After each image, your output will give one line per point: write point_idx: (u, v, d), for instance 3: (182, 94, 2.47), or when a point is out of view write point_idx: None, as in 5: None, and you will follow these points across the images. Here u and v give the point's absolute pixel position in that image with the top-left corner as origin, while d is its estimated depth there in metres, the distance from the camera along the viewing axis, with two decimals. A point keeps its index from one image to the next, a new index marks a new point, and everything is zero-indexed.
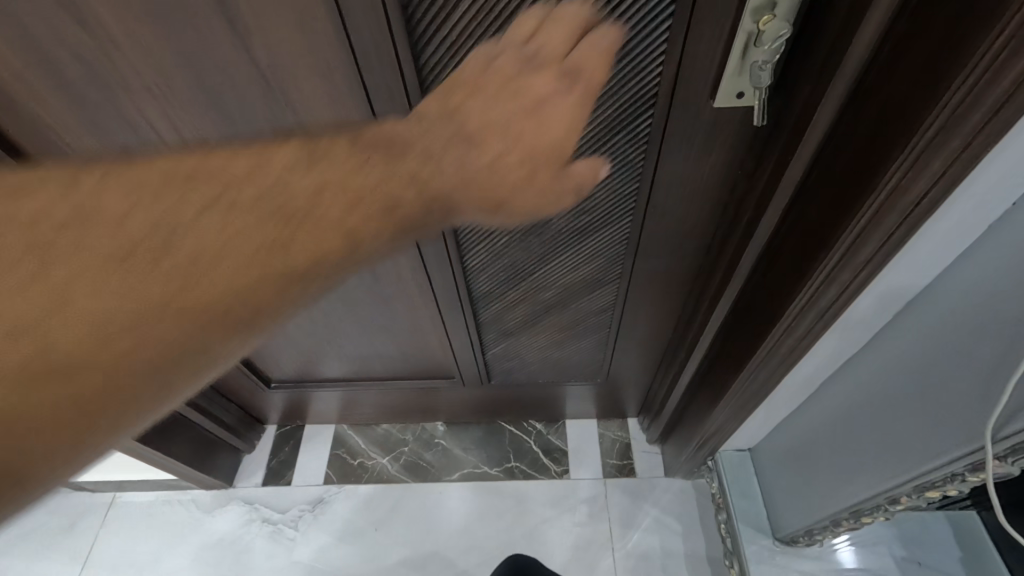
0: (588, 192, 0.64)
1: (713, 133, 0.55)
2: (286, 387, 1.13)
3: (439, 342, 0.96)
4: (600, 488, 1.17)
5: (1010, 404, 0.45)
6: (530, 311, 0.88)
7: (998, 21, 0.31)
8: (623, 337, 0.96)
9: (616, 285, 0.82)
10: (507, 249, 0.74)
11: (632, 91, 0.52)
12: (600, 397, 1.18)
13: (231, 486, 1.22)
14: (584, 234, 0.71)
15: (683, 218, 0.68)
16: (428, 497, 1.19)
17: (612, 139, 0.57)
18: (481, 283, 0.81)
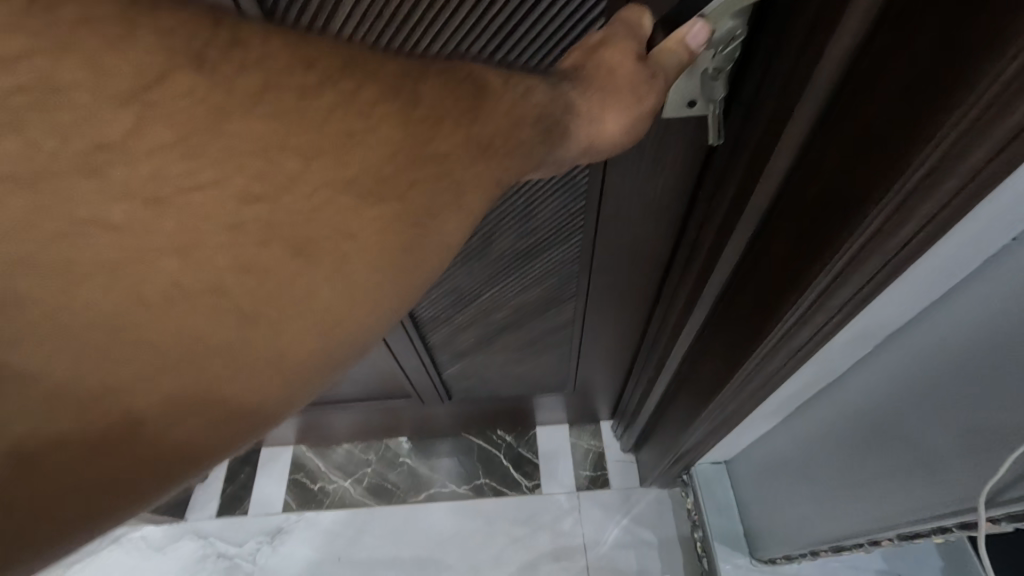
0: (529, 209, 0.57)
1: (660, 146, 0.48)
2: None
3: (392, 366, 0.89)
4: (573, 501, 1.13)
5: (1011, 467, 0.39)
6: (483, 332, 0.81)
7: (992, 60, 0.24)
8: (586, 349, 0.90)
9: (572, 299, 0.76)
10: (448, 273, 0.66)
11: None
12: (573, 404, 1.12)
13: (183, 519, 1.15)
14: (532, 254, 0.65)
15: (638, 234, 0.61)
16: (394, 521, 1.13)
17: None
18: (426, 309, 0.73)
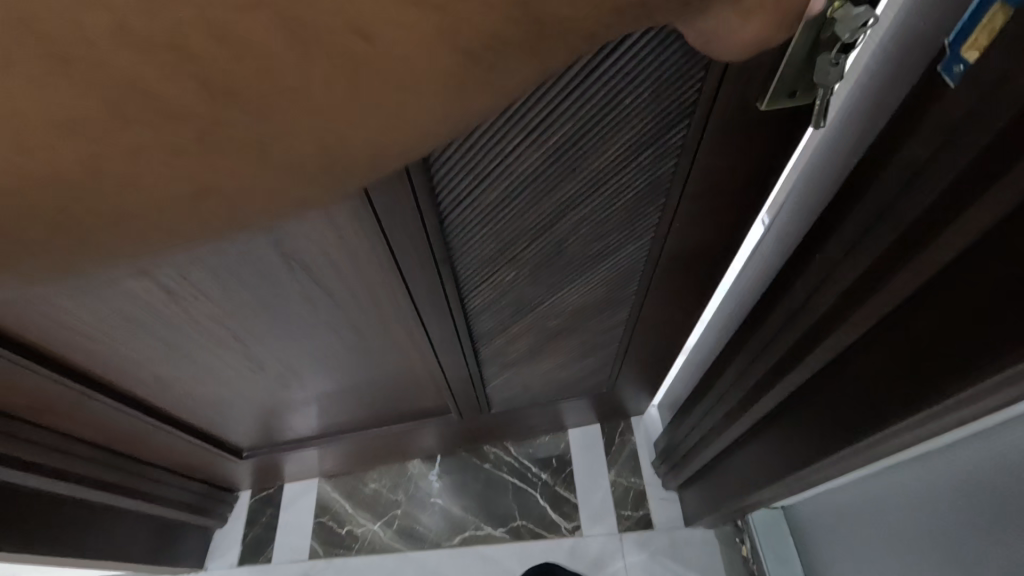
0: (606, 213, 0.55)
1: (751, 143, 0.46)
2: (260, 454, 1.02)
3: (434, 386, 0.85)
4: (616, 544, 1.06)
5: None
6: (534, 342, 0.79)
7: None
8: (633, 354, 0.87)
9: (631, 303, 0.73)
10: (513, 283, 0.63)
11: (666, 104, 0.43)
12: (599, 406, 1.09)
13: (203, 568, 1.12)
14: (600, 257, 0.62)
15: (714, 238, 0.58)
16: (426, 568, 1.07)
17: (642, 152, 0.48)
18: (483, 320, 0.70)
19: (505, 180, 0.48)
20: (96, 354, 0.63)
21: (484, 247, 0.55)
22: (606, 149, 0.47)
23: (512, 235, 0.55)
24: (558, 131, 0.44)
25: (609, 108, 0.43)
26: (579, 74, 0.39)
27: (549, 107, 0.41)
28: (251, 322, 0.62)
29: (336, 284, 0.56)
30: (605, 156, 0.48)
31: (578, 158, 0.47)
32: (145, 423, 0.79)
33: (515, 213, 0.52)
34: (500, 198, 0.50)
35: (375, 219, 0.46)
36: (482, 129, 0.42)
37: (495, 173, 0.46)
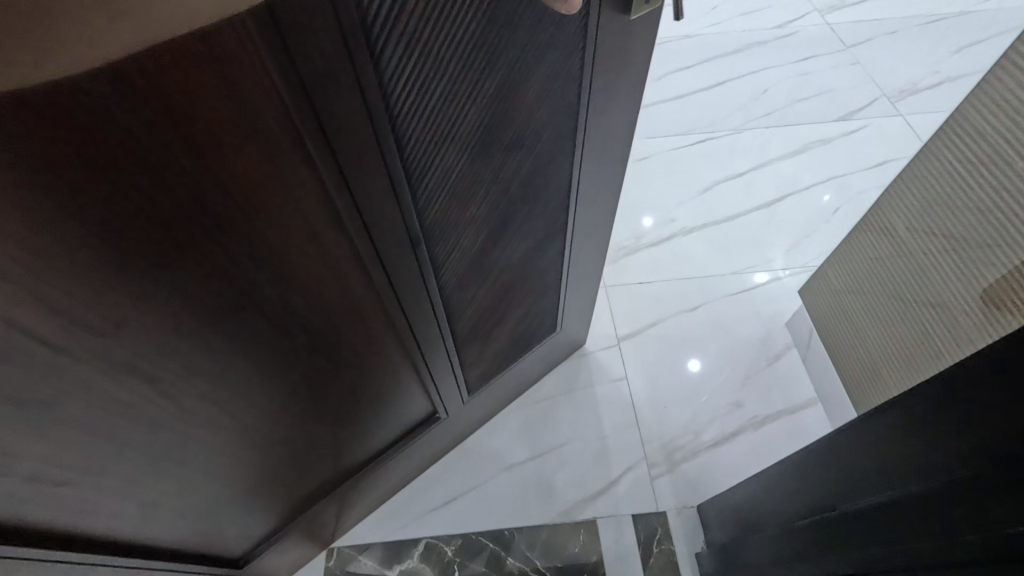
0: (536, 149, 0.74)
1: (620, 69, 0.69)
2: (259, 559, 0.92)
3: (416, 384, 0.93)
4: None
5: None
6: (494, 302, 0.95)
7: None
8: (574, 278, 1.07)
9: (561, 230, 0.93)
10: (473, 241, 0.79)
11: (560, 54, 0.64)
12: (545, 358, 1.21)
13: None
14: (536, 194, 0.81)
15: (612, 137, 0.80)
16: None
17: (552, 95, 0.68)
18: (455, 288, 0.84)
19: (458, 140, 0.63)
20: (73, 504, 0.54)
21: (449, 209, 0.70)
22: (528, 98, 0.66)
23: (468, 190, 0.71)
24: (488, 83, 0.61)
25: (522, 64, 0.62)
26: (496, 37, 0.57)
27: (478, 68, 0.58)
28: (250, 385, 0.62)
29: (315, 299, 0.61)
30: (526, 102, 0.66)
31: (508, 109, 0.65)
32: (142, 568, 0.69)
33: (468, 174, 0.68)
34: (454, 158, 0.65)
35: (346, 201, 0.54)
36: (431, 100, 0.56)
37: (450, 142, 0.62)
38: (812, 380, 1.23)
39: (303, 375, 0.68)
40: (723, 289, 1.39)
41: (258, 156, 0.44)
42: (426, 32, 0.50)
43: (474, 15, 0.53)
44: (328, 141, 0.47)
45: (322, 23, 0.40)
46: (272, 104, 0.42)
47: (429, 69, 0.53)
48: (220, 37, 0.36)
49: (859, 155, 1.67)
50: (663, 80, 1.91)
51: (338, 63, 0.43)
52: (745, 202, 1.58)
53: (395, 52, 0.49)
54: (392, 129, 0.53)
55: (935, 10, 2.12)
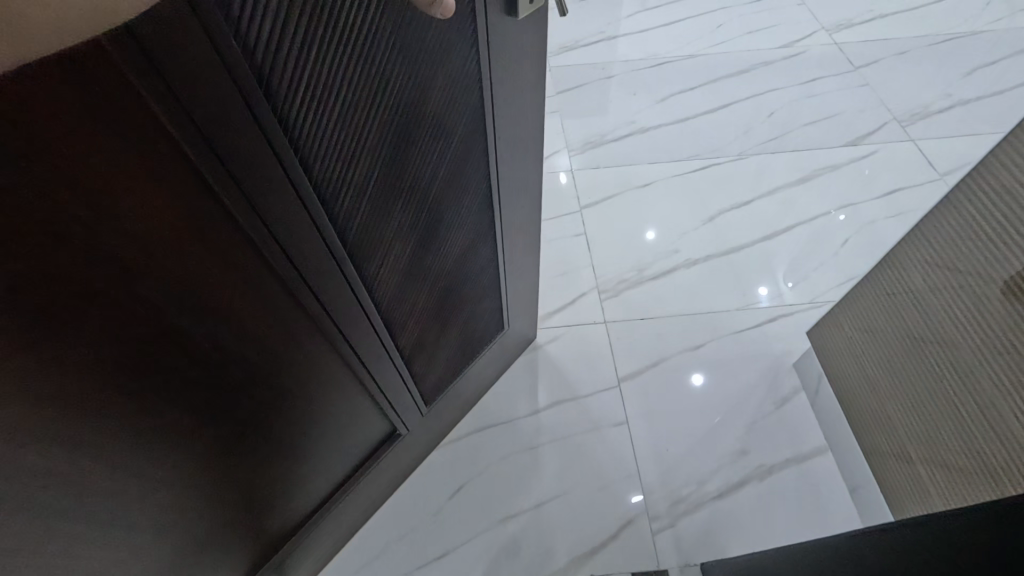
0: (448, 151, 0.74)
1: (512, 64, 0.73)
2: None
3: (371, 411, 0.91)
4: None
5: None
6: (434, 310, 0.95)
7: None
8: (510, 272, 1.09)
9: (487, 228, 0.94)
10: (403, 254, 0.78)
11: (453, 56, 0.65)
12: (498, 360, 1.24)
13: None
14: (456, 195, 0.82)
15: (516, 126, 0.82)
16: None
17: (452, 97, 0.69)
18: (394, 304, 0.82)
19: (369, 155, 0.62)
20: None
21: (373, 225, 0.69)
22: (431, 104, 0.66)
23: (389, 204, 0.70)
24: (391, 95, 0.60)
25: (419, 71, 0.62)
26: (390, 50, 0.57)
27: (376, 82, 0.57)
28: (198, 433, 0.59)
29: (247, 333, 0.58)
30: (427, 107, 0.66)
31: (413, 118, 0.65)
32: None
33: (386, 189, 0.68)
34: (367, 175, 0.63)
35: (257, 224, 0.51)
36: (332, 118, 0.54)
37: (360, 159, 0.61)
38: (823, 427, 1.17)
39: (251, 410, 0.65)
40: (729, 327, 1.34)
41: (144, 187, 0.41)
42: (314, 51, 0.49)
43: (366, 31, 0.53)
44: (223, 163, 0.45)
45: (192, 41, 0.37)
46: (150, 129, 0.39)
47: (326, 89, 0.52)
48: (64, 60, 0.32)
49: (869, 182, 1.62)
50: (666, 102, 1.87)
51: (219, 81, 0.41)
52: (752, 233, 1.52)
53: (282, 72, 0.47)
54: (292, 152, 0.51)
55: (945, 29, 2.07)
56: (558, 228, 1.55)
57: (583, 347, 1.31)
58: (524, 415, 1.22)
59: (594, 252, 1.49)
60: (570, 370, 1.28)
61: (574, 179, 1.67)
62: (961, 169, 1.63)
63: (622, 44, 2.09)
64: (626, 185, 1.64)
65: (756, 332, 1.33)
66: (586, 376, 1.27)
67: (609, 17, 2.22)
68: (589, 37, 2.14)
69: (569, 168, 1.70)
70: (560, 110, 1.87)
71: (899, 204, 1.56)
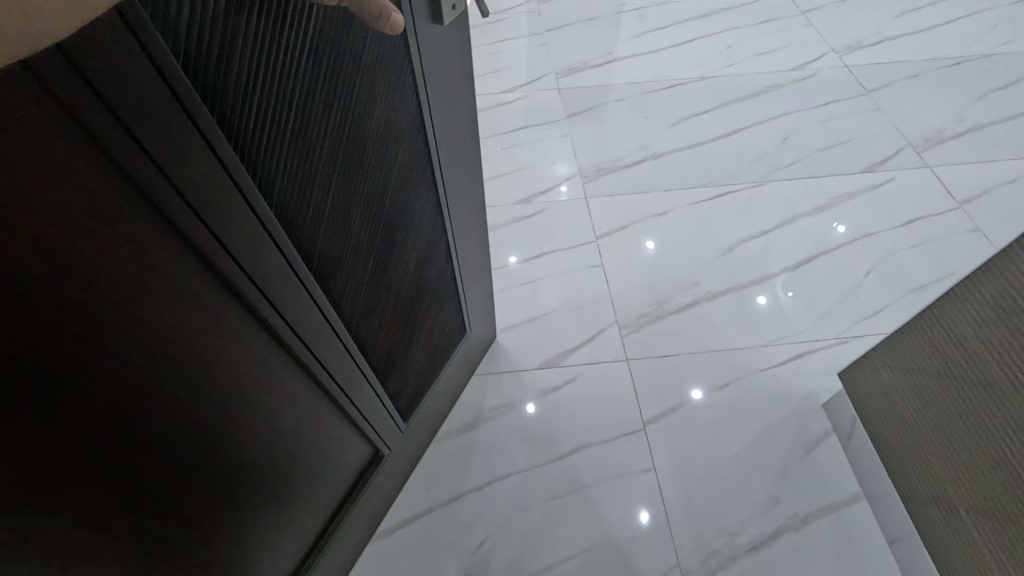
0: (401, 163, 0.73)
1: (447, 68, 0.73)
2: None
3: (350, 437, 0.89)
4: None
5: None
6: (400, 324, 0.93)
7: None
8: (466, 276, 1.09)
9: (441, 233, 0.93)
10: (365, 270, 0.76)
11: (400, 68, 0.63)
12: (461, 366, 1.24)
13: None
14: (412, 207, 0.81)
15: (455, 128, 0.82)
16: None
17: (402, 108, 0.67)
18: (361, 321, 0.80)
19: (326, 174, 0.60)
20: None
21: (335, 245, 0.67)
22: (382, 117, 0.65)
23: (348, 221, 0.68)
24: (342, 113, 0.58)
25: (371, 87, 0.60)
26: (340, 67, 0.55)
27: (326, 94, 0.55)
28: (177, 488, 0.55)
29: (223, 373, 0.55)
30: (378, 117, 0.64)
31: (366, 134, 0.64)
32: None
33: (345, 209, 0.66)
34: (324, 191, 0.61)
35: (225, 258, 0.48)
36: (284, 134, 0.51)
37: (317, 181, 0.59)
38: (856, 472, 1.14)
39: (232, 454, 0.62)
40: (753, 365, 1.30)
41: (102, 235, 0.37)
42: (263, 64, 0.45)
43: (316, 51, 0.50)
44: (185, 199, 0.42)
45: (141, 73, 0.34)
46: (103, 171, 0.36)
47: (279, 114, 0.50)
48: (12, 117, 0.29)
49: (889, 212, 1.59)
50: (679, 126, 1.84)
51: (171, 112, 0.38)
52: (772, 263, 1.49)
53: (232, 91, 0.43)
54: (248, 173, 0.48)
55: (956, 52, 2.06)
56: (574, 259, 1.50)
57: (605, 388, 1.27)
58: (546, 462, 1.17)
59: (612, 285, 1.45)
60: (591, 412, 1.23)
61: (588, 206, 1.63)
62: (979, 197, 1.60)
63: (631, 66, 2.06)
64: (642, 213, 1.60)
65: (782, 370, 1.29)
66: (609, 418, 1.22)
67: (618, 38, 2.19)
68: (597, 58, 2.11)
69: (583, 195, 1.66)
70: (572, 134, 1.83)
71: (920, 235, 1.53)
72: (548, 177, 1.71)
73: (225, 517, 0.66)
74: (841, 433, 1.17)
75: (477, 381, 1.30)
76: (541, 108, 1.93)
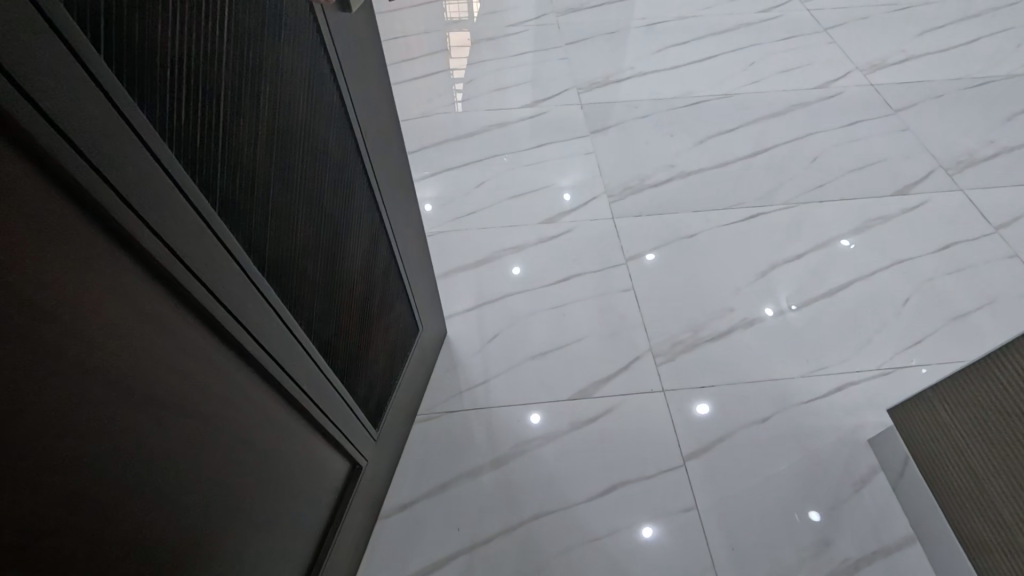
0: (332, 156, 0.73)
1: (359, 59, 0.75)
2: None
3: (327, 449, 0.87)
4: None
5: None
6: (357, 325, 0.93)
7: None
8: (408, 272, 1.10)
9: (380, 229, 0.94)
10: (314, 270, 0.76)
11: (315, 59, 0.65)
12: (418, 370, 1.23)
13: None
14: (351, 202, 0.81)
15: (374, 119, 0.84)
16: None
17: (323, 100, 0.68)
18: (320, 325, 0.79)
19: (261, 170, 0.60)
20: None
21: (280, 244, 0.66)
22: (308, 111, 0.66)
23: (289, 218, 0.67)
24: (267, 107, 0.59)
25: (292, 81, 0.62)
26: (258, 58, 0.56)
27: (252, 86, 0.56)
28: (161, 519, 0.53)
29: (190, 388, 0.54)
30: (305, 110, 0.65)
31: (295, 129, 0.64)
32: None
33: (284, 207, 0.66)
34: (262, 186, 0.61)
35: (175, 262, 0.48)
36: (217, 127, 0.52)
37: (254, 177, 0.59)
38: (909, 514, 1.09)
39: (215, 474, 0.60)
40: (793, 396, 1.25)
41: (44, 236, 0.37)
42: (184, 56, 0.46)
43: (232, 42, 0.51)
44: (124, 198, 0.42)
45: (65, 67, 0.36)
46: (37, 169, 0.36)
47: (209, 108, 0.50)
48: None
49: (923, 236, 1.55)
50: (706, 144, 1.80)
51: (102, 109, 0.39)
52: (809, 289, 1.44)
53: (157, 81, 0.44)
54: (184, 169, 0.49)
55: (981, 72, 2.04)
56: (605, 282, 1.46)
57: (642, 419, 1.22)
58: (585, 499, 1.12)
59: (644, 310, 1.40)
60: (631, 447, 1.18)
61: (616, 226, 1.58)
62: (1015, 222, 1.57)
63: (653, 81, 2.03)
64: (672, 235, 1.56)
65: (827, 402, 1.25)
66: (649, 453, 1.17)
67: (640, 52, 2.15)
68: (620, 72, 2.07)
69: (612, 216, 1.61)
70: (596, 151, 1.79)
71: (956, 260, 1.50)
72: (574, 196, 1.67)
73: (215, 554, 0.63)
74: (892, 471, 1.12)
75: (505, 411, 1.24)
76: (564, 123, 1.89)
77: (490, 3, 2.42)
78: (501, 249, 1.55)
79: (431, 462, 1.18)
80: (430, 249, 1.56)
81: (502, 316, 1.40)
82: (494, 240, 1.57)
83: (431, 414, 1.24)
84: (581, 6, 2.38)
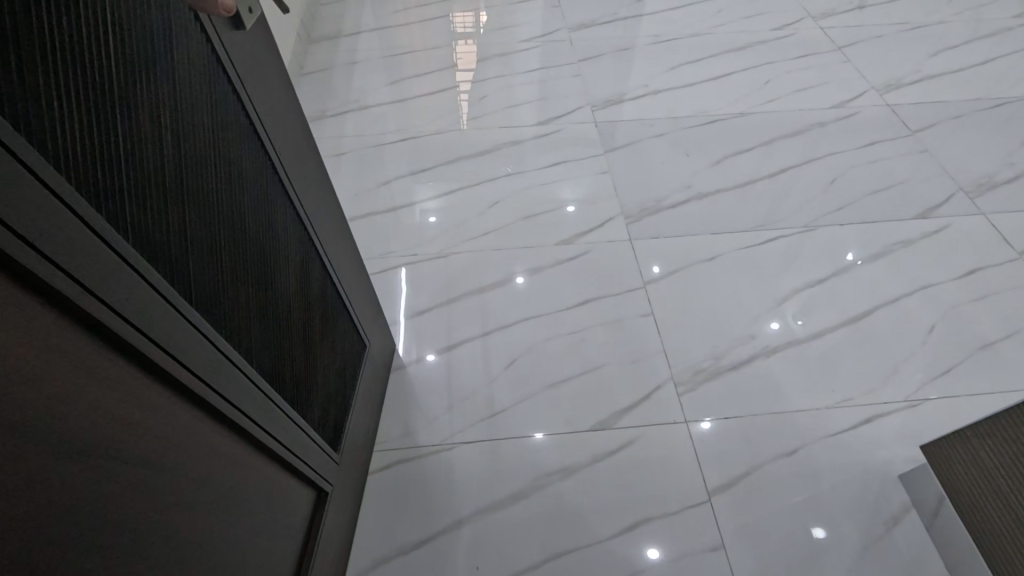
0: (250, 177, 0.71)
1: (266, 78, 0.73)
2: None
3: (292, 477, 0.84)
4: None
5: None
6: (299, 347, 0.89)
7: None
8: (344, 289, 1.07)
9: (310, 249, 0.91)
10: (248, 297, 0.72)
11: (215, 79, 0.62)
12: (369, 393, 1.20)
13: None
14: (275, 224, 0.78)
15: (289, 137, 0.81)
16: None
17: (230, 121, 0.66)
18: (262, 352, 0.76)
19: (178, 198, 0.57)
20: None
21: (209, 274, 0.63)
22: (215, 134, 0.63)
23: (215, 247, 0.64)
24: (172, 132, 0.56)
25: (194, 103, 0.59)
26: (152, 83, 0.53)
27: (151, 113, 0.53)
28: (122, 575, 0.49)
29: (131, 433, 0.50)
30: (213, 132, 0.62)
31: (205, 153, 0.62)
32: None
33: (207, 235, 0.62)
34: (181, 215, 0.58)
35: (94, 302, 0.45)
36: (118, 153, 0.49)
37: (172, 207, 0.56)
38: (944, 554, 1.05)
39: (181, 522, 0.56)
40: (815, 429, 1.22)
41: None
42: (67, 88, 0.44)
43: (121, 68, 0.49)
44: (25, 238, 0.39)
45: None
46: None
47: (107, 139, 0.48)
48: None
49: (946, 261, 1.52)
50: (722, 164, 1.78)
51: None
52: (834, 316, 1.41)
53: (41, 115, 0.42)
54: (87, 202, 0.45)
55: (999, 92, 2.02)
56: (621, 308, 1.42)
57: (665, 452, 1.18)
58: (615, 535, 1.08)
59: (663, 335, 1.37)
60: (656, 481, 1.14)
61: (633, 248, 1.55)
62: None
63: (667, 99, 2.01)
64: (688, 257, 1.53)
65: (855, 436, 1.21)
66: (671, 488, 1.13)
67: (653, 70, 2.13)
68: (633, 90, 2.05)
69: (626, 238, 1.58)
70: (611, 170, 1.76)
71: (980, 287, 1.47)
72: (587, 216, 1.64)
73: None
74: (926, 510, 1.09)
75: (517, 443, 1.20)
76: (577, 141, 1.86)
77: (501, 19, 2.41)
78: (514, 271, 1.51)
79: (423, 492, 1.14)
80: (439, 271, 1.53)
81: (515, 342, 1.37)
82: (505, 262, 1.54)
83: (439, 445, 1.21)
84: (593, 22, 2.37)
